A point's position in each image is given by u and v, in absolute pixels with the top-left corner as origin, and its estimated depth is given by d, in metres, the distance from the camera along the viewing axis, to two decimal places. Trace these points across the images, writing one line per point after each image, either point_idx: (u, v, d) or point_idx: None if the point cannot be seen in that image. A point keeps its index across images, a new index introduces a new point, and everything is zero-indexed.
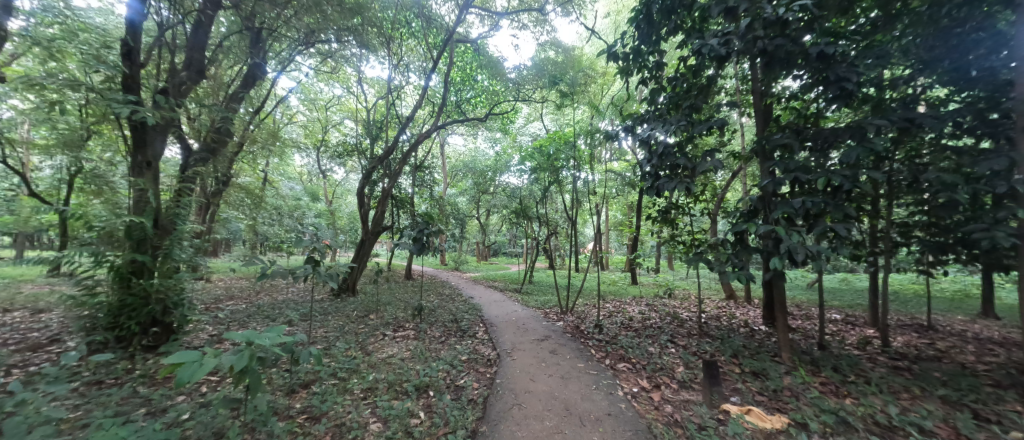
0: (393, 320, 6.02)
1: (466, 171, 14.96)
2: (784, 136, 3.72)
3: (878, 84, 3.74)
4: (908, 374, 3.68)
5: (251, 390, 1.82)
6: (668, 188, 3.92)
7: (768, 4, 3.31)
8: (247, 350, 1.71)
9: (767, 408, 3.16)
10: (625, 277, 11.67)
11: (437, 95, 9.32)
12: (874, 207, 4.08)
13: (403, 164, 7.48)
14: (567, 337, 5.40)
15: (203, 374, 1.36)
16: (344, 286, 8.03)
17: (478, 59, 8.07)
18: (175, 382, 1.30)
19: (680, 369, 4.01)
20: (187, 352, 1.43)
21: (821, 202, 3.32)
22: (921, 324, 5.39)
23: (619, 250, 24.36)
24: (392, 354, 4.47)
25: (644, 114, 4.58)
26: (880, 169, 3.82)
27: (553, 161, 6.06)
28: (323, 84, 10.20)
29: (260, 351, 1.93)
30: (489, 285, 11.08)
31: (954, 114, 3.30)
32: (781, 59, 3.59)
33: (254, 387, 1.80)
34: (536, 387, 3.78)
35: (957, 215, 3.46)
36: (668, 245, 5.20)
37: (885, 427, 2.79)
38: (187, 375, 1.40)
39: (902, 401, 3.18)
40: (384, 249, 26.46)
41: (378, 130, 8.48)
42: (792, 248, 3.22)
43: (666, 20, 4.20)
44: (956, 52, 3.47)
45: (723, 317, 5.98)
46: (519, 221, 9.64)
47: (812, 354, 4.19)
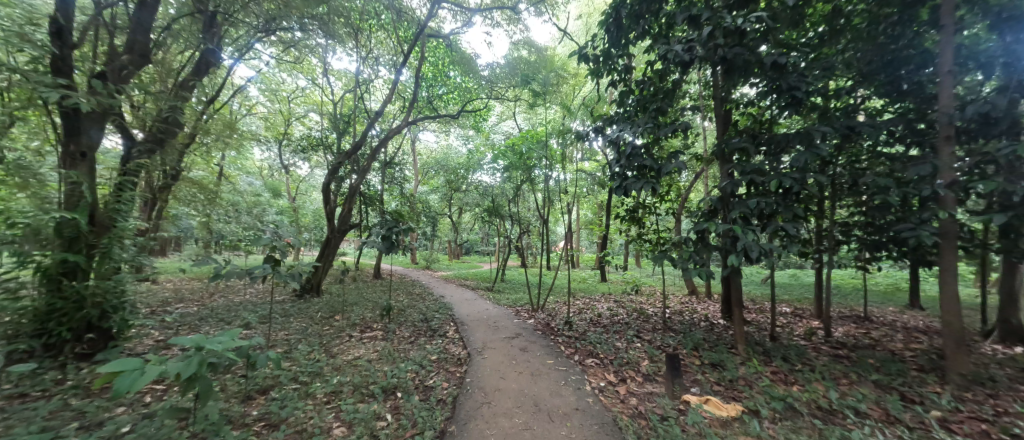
0: (360, 321, 5.84)
1: (438, 169, 14.73)
2: (742, 140, 3.95)
3: (825, 93, 4.04)
4: (848, 361, 4.01)
5: (200, 399, 1.71)
6: (636, 188, 4.06)
7: (728, 14, 3.51)
8: (196, 356, 1.57)
9: (724, 397, 3.34)
10: (595, 275, 11.95)
11: (408, 91, 9.06)
12: (820, 208, 4.40)
13: (372, 160, 7.23)
14: (538, 335, 5.45)
15: (144, 383, 1.24)
16: (307, 286, 7.69)
17: (450, 55, 7.96)
18: (111, 393, 1.18)
19: (645, 363, 4.15)
20: (126, 361, 1.30)
21: (772, 202, 3.56)
22: (859, 315, 5.88)
23: (589, 248, 24.98)
24: (359, 355, 4.34)
25: (614, 116, 4.70)
26: (825, 173, 4.13)
27: (526, 160, 6.06)
28: (286, 74, 9.67)
29: (214, 356, 1.76)
30: (461, 284, 11.00)
31: (888, 123, 3.62)
32: (739, 67, 3.80)
33: (204, 396, 1.69)
34: (506, 385, 3.79)
35: (890, 215, 3.80)
36: (635, 244, 5.36)
37: (827, 411, 3.04)
38: (125, 385, 1.28)
39: (842, 385, 3.47)
40: (352, 248, 25.66)
41: (345, 125, 8.12)
42: (748, 245, 3.43)
43: (634, 24, 4.33)
44: (891, 66, 3.81)
45: (686, 312, 6.23)
46: (492, 220, 9.54)
47: (763, 345, 4.47)
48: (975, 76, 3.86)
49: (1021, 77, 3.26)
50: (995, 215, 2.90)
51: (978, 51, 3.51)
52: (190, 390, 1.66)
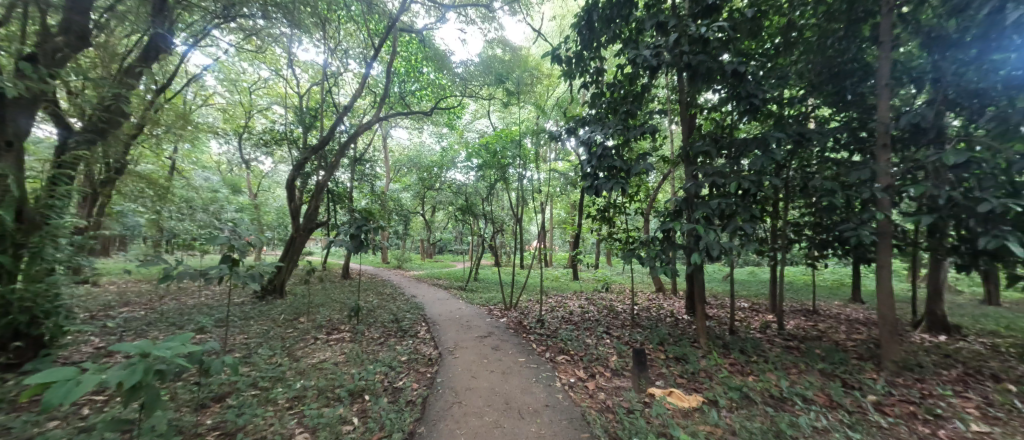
0: (327, 323, 5.63)
1: (411, 167, 14.44)
2: (705, 143, 4.13)
3: (779, 101, 4.30)
4: (797, 352, 4.30)
5: (145, 409, 1.54)
6: (606, 188, 4.17)
7: (693, 22, 3.67)
8: (141, 364, 1.40)
9: (686, 389, 3.50)
10: (568, 273, 12.15)
11: (379, 86, 8.81)
12: (775, 209, 4.68)
13: (341, 156, 6.98)
14: (510, 333, 5.48)
15: (79, 394, 1.06)
16: (270, 287, 7.32)
17: (423, 51, 7.81)
18: (43, 404, 1.03)
19: (613, 358, 4.27)
20: (58, 369, 1.14)
21: (731, 203, 3.77)
22: (809, 309, 6.32)
23: (562, 247, 25.41)
24: (325, 358, 4.19)
25: (586, 117, 4.80)
26: (780, 176, 4.40)
27: (499, 159, 6.04)
28: (246, 64, 9.13)
29: (161, 363, 1.59)
30: (434, 284, 10.86)
31: (833, 131, 3.90)
32: (703, 74, 3.98)
33: (150, 406, 1.52)
34: (477, 384, 3.78)
35: (835, 216, 4.11)
36: (606, 242, 5.48)
37: (778, 399, 3.25)
38: (57, 395, 1.12)
39: (792, 374, 3.72)
40: (319, 247, 24.67)
41: (312, 119, 7.78)
42: (710, 244, 3.61)
43: (605, 28, 4.43)
44: (838, 78, 4.12)
45: (653, 309, 6.45)
46: (465, 219, 9.44)
47: (723, 338, 4.71)
48: (908, 90, 4.25)
49: (946, 92, 3.61)
50: (924, 216, 3.20)
51: (911, 66, 3.86)
52: (136, 399, 1.48)
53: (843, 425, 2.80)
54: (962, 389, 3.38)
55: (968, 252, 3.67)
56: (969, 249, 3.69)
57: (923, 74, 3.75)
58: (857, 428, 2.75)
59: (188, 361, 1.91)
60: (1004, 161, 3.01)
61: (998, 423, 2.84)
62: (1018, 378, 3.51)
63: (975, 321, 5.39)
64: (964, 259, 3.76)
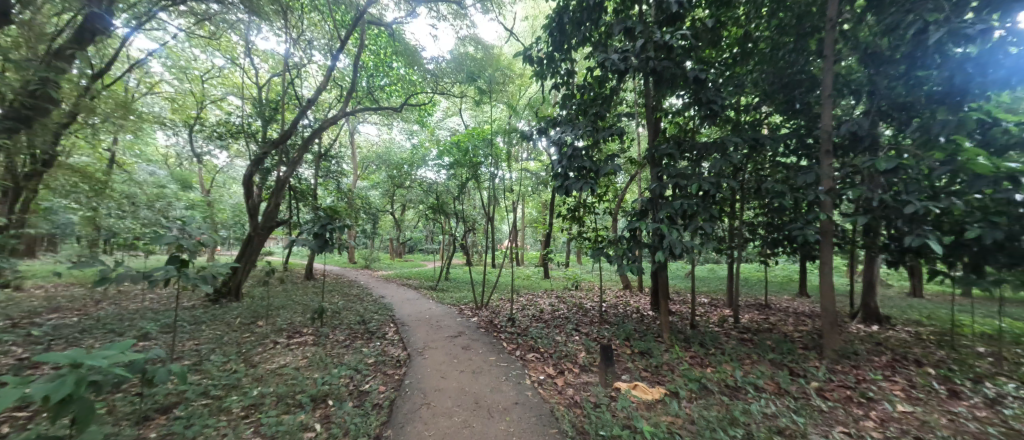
0: (287, 326, 5.38)
1: (380, 164, 14.06)
2: (669, 146, 4.31)
3: (737, 108, 4.56)
4: (751, 343, 4.59)
5: (78, 425, 1.38)
6: (576, 188, 4.25)
7: (659, 29, 3.81)
8: (71, 375, 1.24)
9: (650, 382, 3.64)
10: (539, 272, 12.29)
11: (346, 79, 8.48)
12: (733, 209, 4.95)
13: (304, 152, 6.68)
14: (481, 332, 5.47)
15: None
16: (225, 289, 6.88)
17: (393, 45, 7.60)
18: None
19: (581, 354, 4.37)
20: None
21: (692, 204, 3.96)
22: (762, 304, 6.75)
23: (533, 246, 25.75)
24: (285, 363, 4.00)
25: (557, 118, 4.86)
26: (736, 178, 4.66)
27: (471, 158, 5.99)
28: (198, 50, 8.50)
29: (96, 374, 1.42)
30: (403, 284, 10.63)
31: (784, 137, 4.19)
32: (668, 80, 4.15)
33: (83, 422, 1.35)
34: (446, 384, 3.75)
35: (785, 217, 4.41)
36: (576, 241, 5.58)
37: (733, 388, 3.46)
38: None
39: (745, 365, 3.96)
40: (280, 246, 23.47)
41: (272, 112, 7.36)
42: (672, 243, 3.78)
43: (576, 31, 4.52)
44: (788, 87, 4.43)
45: (620, 306, 6.65)
46: (436, 217, 9.29)
47: (684, 333, 4.94)
48: (848, 101, 4.63)
49: (879, 104, 3.97)
50: (860, 217, 3.50)
51: (850, 79, 4.21)
52: (65, 415, 1.30)
53: (789, 410, 3.02)
54: (890, 374, 3.74)
55: (896, 250, 4.07)
56: (897, 247, 4.09)
57: (860, 86, 4.10)
58: (802, 413, 2.98)
59: (127, 371, 1.77)
60: (926, 167, 3.36)
61: (919, 402, 3.17)
62: (935, 362, 3.94)
63: (901, 312, 5.98)
64: (893, 256, 4.16)
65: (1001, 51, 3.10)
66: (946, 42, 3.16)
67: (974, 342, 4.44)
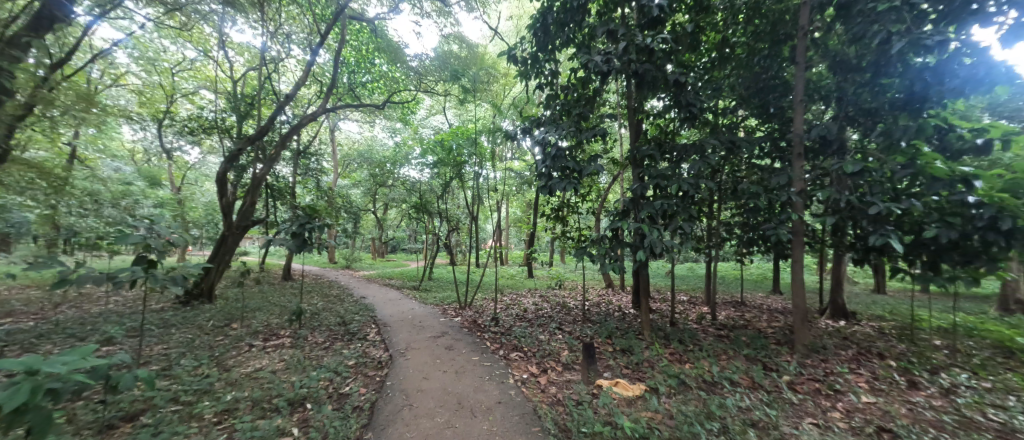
0: (264, 329, 5.21)
1: (362, 162, 13.81)
2: (650, 148, 4.40)
3: (715, 111, 4.70)
4: (727, 340, 4.73)
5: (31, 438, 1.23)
6: (560, 188, 4.29)
7: (641, 33, 3.89)
8: (23, 384, 1.16)
9: (631, 379, 3.71)
10: (523, 271, 12.33)
11: (326, 75, 8.27)
12: (711, 210, 5.10)
13: (282, 148, 6.49)
14: (464, 332, 5.44)
15: None
16: (197, 291, 6.62)
17: (375, 41, 7.46)
18: None
19: (564, 353, 4.41)
20: None
21: (672, 204, 4.06)
22: (738, 301, 6.98)
23: (518, 246, 25.85)
24: (260, 367, 3.88)
25: (541, 118, 4.88)
26: (714, 179, 4.79)
27: (455, 157, 5.95)
28: (167, 41, 8.12)
29: (53, 382, 1.33)
30: (386, 284, 10.47)
31: (759, 140, 4.34)
32: (649, 82, 4.24)
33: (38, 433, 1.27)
34: (429, 385, 3.71)
35: (760, 217, 4.57)
36: (559, 241, 5.62)
37: (710, 383, 3.56)
38: None
39: (722, 360, 4.09)
40: (256, 246, 22.70)
41: (248, 107, 7.11)
42: (653, 242, 3.86)
43: (560, 32, 4.56)
44: (763, 92, 4.60)
45: (602, 304, 6.74)
46: (419, 217, 9.18)
47: (664, 330, 5.05)
48: (818, 106, 4.84)
49: (846, 109, 4.17)
50: (829, 218, 3.66)
51: (820, 86, 4.39)
52: (18, 425, 1.22)
53: (762, 403, 3.14)
54: (855, 366, 3.93)
55: (862, 249, 4.27)
56: (863, 246, 4.30)
57: (829, 92, 4.29)
58: (774, 405, 3.10)
59: (89, 377, 1.66)
60: (889, 170, 3.54)
61: (881, 393, 3.35)
62: (896, 354, 4.17)
63: (866, 308, 6.29)
64: (858, 254, 4.37)
65: (957, 61, 3.33)
66: (907, 52, 3.34)
67: (931, 335, 4.72)
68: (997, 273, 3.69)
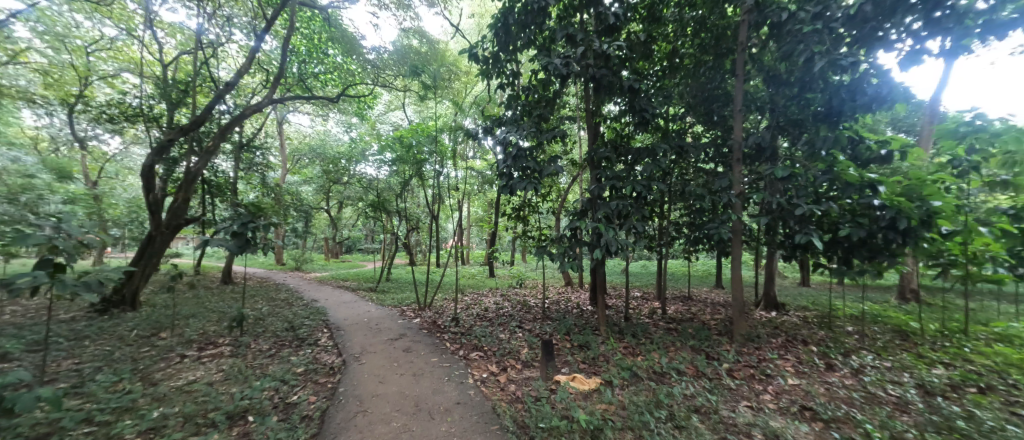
0: (199, 337, 4.78)
1: (314, 157, 13.06)
2: (607, 150, 4.57)
3: (665, 117, 4.98)
4: (676, 332, 5.05)
5: None
6: (520, 188, 4.33)
7: (598, 39, 4.03)
8: None
9: (587, 373, 3.84)
10: (484, 271, 12.32)
11: (274, 63, 7.73)
12: (662, 210, 5.40)
13: (223, 141, 5.98)
14: (423, 333, 5.34)
15: None
16: (116, 298, 5.94)
17: (328, 30, 7.05)
18: None
19: (524, 350, 4.47)
20: None
21: (626, 205, 4.25)
22: (686, 296, 7.46)
23: (480, 245, 25.81)
24: (194, 379, 3.55)
25: (503, 118, 4.89)
26: (666, 181, 5.08)
27: (415, 154, 5.80)
28: (80, 15, 7.13)
29: None
30: (340, 286, 9.99)
31: (704, 146, 4.66)
32: (606, 87, 4.40)
33: None
34: (385, 389, 3.60)
35: (705, 217, 4.91)
36: (520, 240, 5.68)
37: (659, 373, 3.78)
38: None
39: (670, 351, 4.36)
40: (192, 248, 20.63)
41: (181, 94, 6.45)
42: (609, 241, 4.02)
43: (521, 33, 4.61)
44: (708, 101, 4.95)
45: (562, 302, 6.92)
46: (377, 215, 8.85)
47: (619, 325, 5.29)
48: (754, 116, 5.29)
49: (778, 120, 4.60)
50: (763, 218, 4.02)
51: (756, 97, 4.81)
52: None
53: (705, 390, 3.39)
54: (784, 352, 4.36)
55: (790, 246, 4.74)
56: (790, 243, 4.77)
57: (764, 104, 4.72)
58: (714, 391, 3.35)
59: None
60: (812, 176, 3.95)
61: (804, 376, 3.75)
62: (817, 340, 4.67)
63: (794, 299, 7.00)
64: (787, 251, 4.84)
65: (865, 81, 3.77)
66: (827, 70, 3.74)
67: (844, 322, 5.35)
68: (895, 266, 4.26)
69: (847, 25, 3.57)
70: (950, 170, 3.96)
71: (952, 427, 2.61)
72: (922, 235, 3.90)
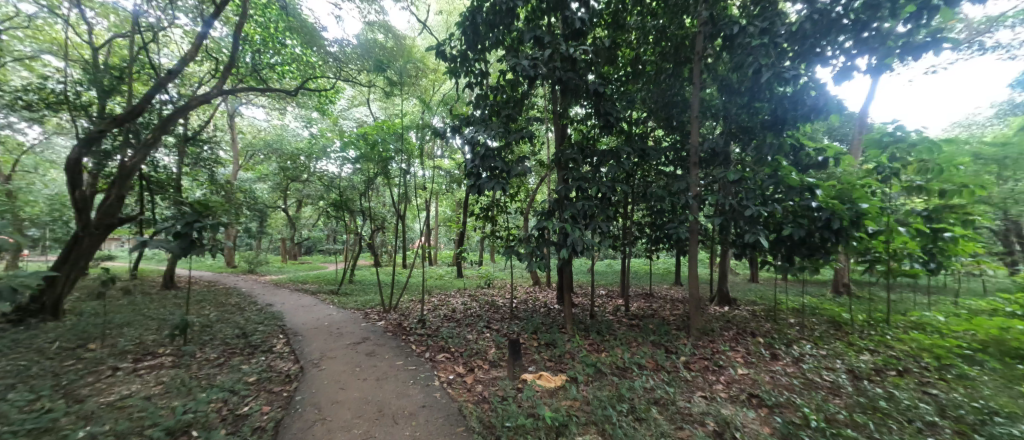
0: (134, 348, 4.38)
1: (270, 154, 12.34)
2: (573, 152, 4.66)
3: (629, 121, 5.17)
4: (638, 328, 5.25)
5: None
6: (488, 188, 4.33)
7: (565, 42, 4.12)
8: None
9: (553, 371, 3.91)
10: (452, 271, 12.22)
11: (224, 51, 7.22)
12: (626, 211, 5.58)
13: (165, 133, 5.51)
14: (387, 336, 5.20)
15: None
16: (35, 306, 5.35)
17: (285, 20, 6.66)
18: None
19: (491, 351, 4.47)
20: None
21: (592, 205, 4.35)
22: (647, 293, 7.79)
23: (448, 245, 25.53)
24: (128, 393, 3.23)
25: (471, 117, 4.86)
26: (629, 182, 5.26)
27: (379, 152, 5.64)
28: None
29: None
30: (300, 289, 9.51)
31: (664, 150, 4.88)
32: (573, 90, 4.49)
33: None
34: (346, 395, 3.47)
35: (665, 217, 5.13)
36: (489, 240, 5.67)
37: (621, 368, 3.91)
38: None
39: (632, 347, 4.53)
40: (127, 250, 18.79)
41: (115, 81, 5.85)
42: (575, 241, 4.11)
43: (489, 33, 4.61)
44: (668, 107, 5.19)
45: (529, 301, 6.99)
46: (340, 215, 8.51)
47: (584, 323, 5.42)
48: (710, 122, 5.61)
49: (731, 126, 4.90)
50: (717, 219, 4.27)
51: (711, 105, 5.10)
52: None
53: (664, 382, 3.55)
54: (735, 344, 4.66)
55: (740, 245, 5.07)
56: (741, 243, 5.11)
57: (718, 111, 5.02)
58: (672, 384, 3.52)
59: None
60: (760, 179, 4.24)
61: (752, 365, 4.03)
62: (764, 332, 5.03)
63: (745, 295, 7.50)
64: (738, 249, 5.18)
65: (806, 94, 4.10)
66: (773, 82, 4.03)
67: (787, 314, 5.81)
68: (830, 263, 4.68)
69: (790, 41, 3.87)
70: (875, 175, 4.40)
71: (876, 407, 2.90)
72: (852, 234, 4.31)
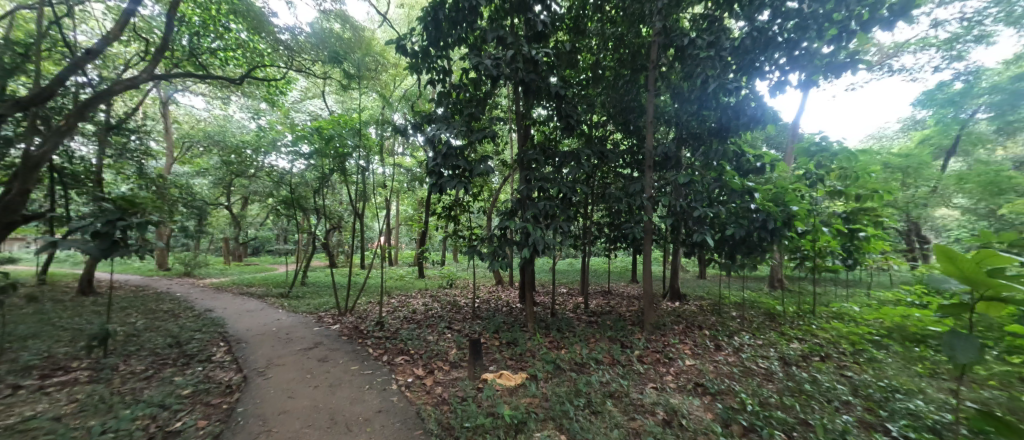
0: (41, 363, 3.86)
1: (211, 146, 11.38)
2: (535, 153, 4.73)
3: (589, 124, 5.32)
4: (596, 325, 5.44)
5: None
6: (450, 186, 4.28)
7: (527, 44, 4.16)
8: None
9: (513, 369, 3.95)
10: (414, 271, 11.96)
11: (157, 32, 6.54)
12: (586, 211, 5.74)
13: (82, 120, 4.92)
14: (343, 340, 4.99)
15: None
16: None
17: (228, 3, 6.14)
18: None
19: (452, 351, 4.43)
20: None
21: (552, 205, 4.44)
22: (605, 290, 8.08)
23: (410, 245, 24.94)
24: (32, 415, 2.84)
25: (432, 115, 4.77)
26: (589, 183, 5.42)
27: (335, 147, 5.39)
28: None
29: None
30: (246, 292, 8.88)
31: (622, 153, 5.08)
32: (535, 91, 4.55)
33: None
34: (294, 405, 3.29)
35: (622, 218, 5.34)
36: (451, 240, 5.61)
37: (579, 364, 4.04)
38: None
39: (590, 342, 4.69)
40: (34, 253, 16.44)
41: (17, 58, 5.09)
42: (536, 240, 4.18)
43: (451, 30, 4.55)
44: (625, 112, 5.40)
45: (492, 301, 7.00)
46: (291, 213, 8.05)
47: (545, 321, 5.53)
48: (663, 128, 5.91)
49: (682, 132, 5.20)
50: (669, 219, 4.51)
51: (664, 111, 5.37)
52: None
53: (618, 376, 3.72)
54: (684, 337, 4.97)
55: (690, 244, 5.39)
56: (690, 242, 5.43)
57: (670, 118, 5.30)
58: (626, 377, 3.69)
59: None
60: (707, 183, 4.53)
61: (698, 356, 4.31)
62: (710, 325, 5.40)
63: (694, 290, 8.00)
64: (688, 247, 5.51)
65: (746, 105, 4.45)
66: (719, 92, 4.33)
67: (730, 308, 6.28)
68: (766, 260, 5.11)
69: (734, 55, 4.18)
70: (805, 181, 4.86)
71: (802, 390, 3.20)
72: (784, 234, 4.74)
